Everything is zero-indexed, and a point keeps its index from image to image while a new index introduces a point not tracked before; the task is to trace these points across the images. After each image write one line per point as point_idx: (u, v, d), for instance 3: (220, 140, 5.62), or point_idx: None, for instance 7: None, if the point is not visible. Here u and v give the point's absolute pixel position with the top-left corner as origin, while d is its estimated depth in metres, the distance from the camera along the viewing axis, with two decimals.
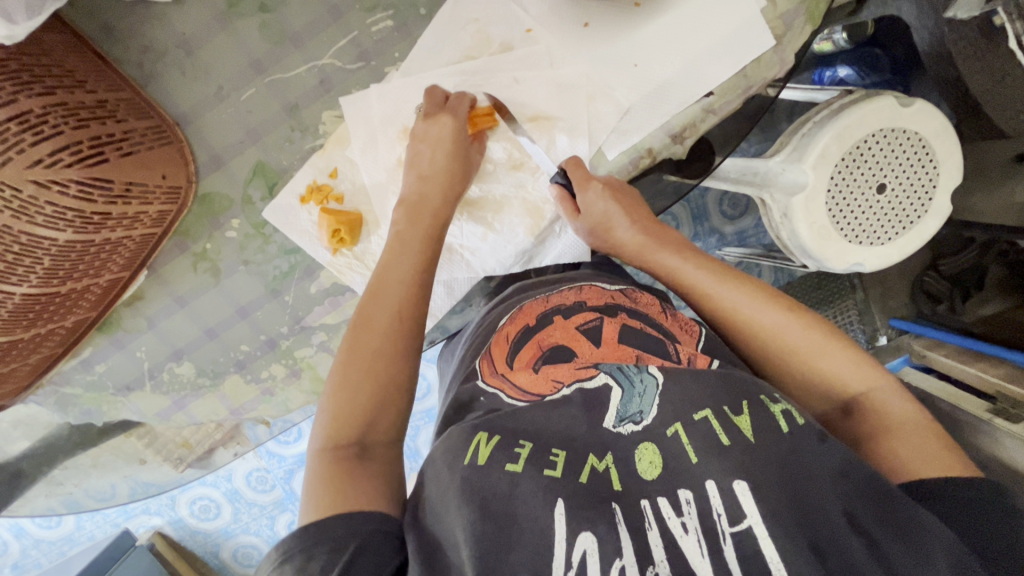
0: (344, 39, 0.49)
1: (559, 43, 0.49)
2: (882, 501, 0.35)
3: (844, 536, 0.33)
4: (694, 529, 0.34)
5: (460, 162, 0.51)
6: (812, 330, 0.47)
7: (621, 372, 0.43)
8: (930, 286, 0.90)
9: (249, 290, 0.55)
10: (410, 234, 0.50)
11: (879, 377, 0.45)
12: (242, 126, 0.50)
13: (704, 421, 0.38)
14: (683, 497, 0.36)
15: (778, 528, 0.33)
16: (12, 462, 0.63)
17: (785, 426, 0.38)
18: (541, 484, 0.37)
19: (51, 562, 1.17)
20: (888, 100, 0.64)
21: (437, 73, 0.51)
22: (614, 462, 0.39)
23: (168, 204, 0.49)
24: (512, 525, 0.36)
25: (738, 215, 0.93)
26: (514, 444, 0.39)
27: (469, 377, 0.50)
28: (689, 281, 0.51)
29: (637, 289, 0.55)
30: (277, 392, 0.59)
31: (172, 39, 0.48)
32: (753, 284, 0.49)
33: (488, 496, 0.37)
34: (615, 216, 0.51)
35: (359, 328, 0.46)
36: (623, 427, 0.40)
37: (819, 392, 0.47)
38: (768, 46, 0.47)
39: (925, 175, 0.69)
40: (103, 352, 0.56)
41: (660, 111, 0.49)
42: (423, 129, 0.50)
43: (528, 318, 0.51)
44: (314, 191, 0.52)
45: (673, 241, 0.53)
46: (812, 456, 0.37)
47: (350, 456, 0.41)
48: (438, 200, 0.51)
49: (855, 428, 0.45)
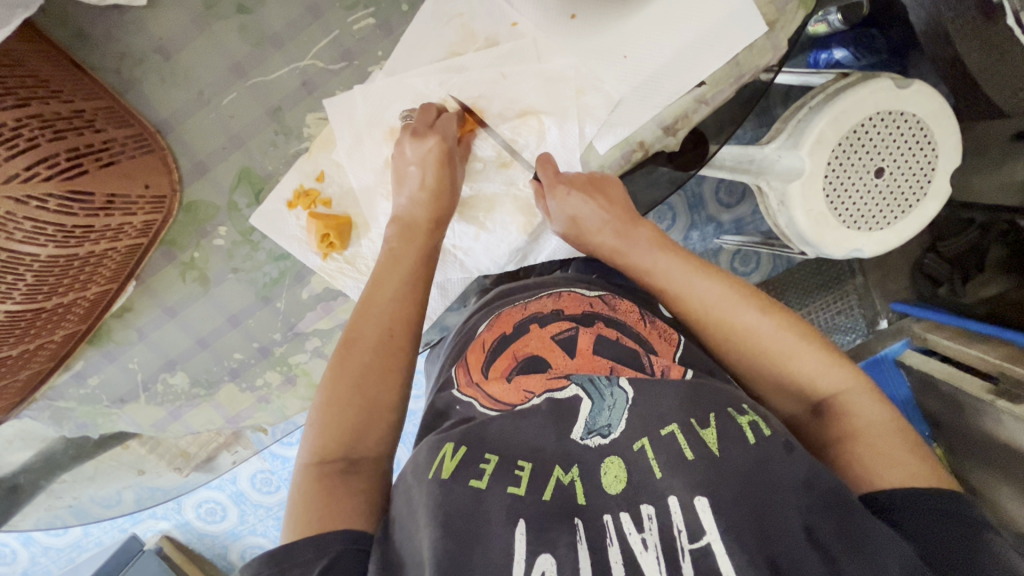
0: (325, 39, 0.48)
1: (547, 36, 0.48)
2: (842, 513, 0.35)
3: (800, 551, 0.33)
4: (654, 545, 0.34)
5: (448, 177, 0.50)
6: (785, 329, 0.46)
7: (592, 385, 0.42)
8: (931, 268, 0.88)
9: (240, 298, 0.54)
10: (404, 251, 0.50)
11: (850, 377, 0.44)
12: (225, 131, 0.49)
13: (670, 435, 0.38)
14: (644, 513, 0.36)
15: (735, 543, 0.33)
16: (10, 475, 0.62)
17: (751, 438, 0.38)
18: (505, 503, 0.37)
19: (61, 569, 1.18)
20: (886, 82, 0.63)
21: (422, 71, 0.49)
22: (580, 475, 0.38)
23: (154, 213, 0.48)
24: (475, 543, 0.35)
25: (735, 203, 0.92)
26: (480, 458, 0.39)
27: (445, 386, 0.50)
28: (659, 283, 0.50)
29: (616, 294, 0.54)
30: (273, 399, 0.59)
31: (150, 44, 0.47)
32: (725, 283, 0.48)
33: (451, 510, 0.36)
34: (584, 219, 0.50)
35: (350, 343, 0.46)
36: (591, 440, 0.40)
37: (790, 392, 0.46)
38: (761, 32, 0.46)
39: (923, 158, 0.68)
40: (95, 365, 0.55)
41: (650, 103, 0.48)
42: (411, 148, 0.49)
43: (505, 326, 0.51)
44: (300, 196, 0.51)
45: (649, 238, 0.50)
46: (780, 466, 0.36)
47: (335, 472, 0.41)
48: (428, 224, 0.50)
49: (823, 429, 0.44)
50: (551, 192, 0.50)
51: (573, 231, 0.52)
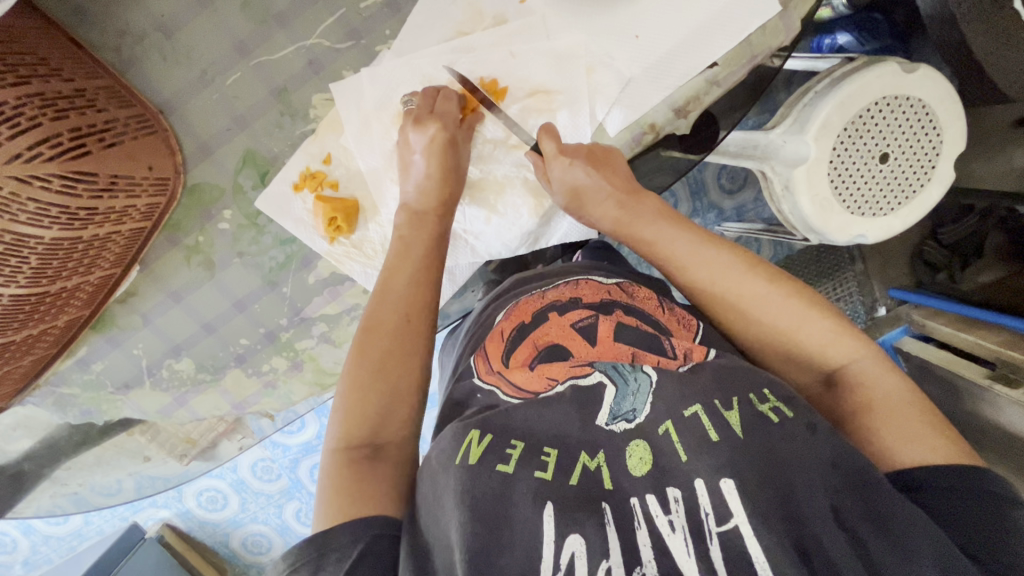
0: (331, 18, 0.46)
1: (555, 13, 0.48)
2: (872, 495, 0.34)
3: (827, 530, 0.33)
4: (681, 527, 0.34)
5: (449, 158, 0.49)
6: (793, 299, 0.45)
7: (616, 370, 0.43)
8: (930, 255, 0.90)
9: (246, 283, 0.53)
10: (413, 239, 0.49)
11: (861, 346, 0.44)
12: (229, 113, 0.48)
13: (694, 416, 0.38)
14: (671, 495, 0.36)
15: (762, 524, 0.33)
16: (13, 463, 0.62)
17: (774, 418, 0.38)
18: (531, 486, 0.37)
19: (61, 557, 1.18)
20: (891, 66, 0.63)
21: (429, 51, 0.48)
22: (606, 461, 0.39)
23: (157, 196, 0.47)
24: (504, 527, 0.36)
25: (737, 189, 0.91)
26: (506, 445, 0.39)
27: (466, 376, 0.51)
28: (664, 252, 0.49)
29: (633, 282, 0.56)
30: (279, 384, 0.59)
31: (151, 22, 0.45)
32: (732, 253, 0.47)
33: (478, 496, 0.36)
34: (587, 188, 0.48)
35: (369, 330, 0.46)
36: (616, 425, 0.40)
37: (802, 364, 0.46)
38: (775, 11, 0.45)
39: (926, 135, 0.67)
40: (99, 350, 0.55)
41: (661, 85, 0.48)
42: (414, 136, 0.48)
43: (524, 315, 0.51)
44: (307, 179, 0.51)
45: (655, 207, 0.49)
46: (804, 445, 0.36)
47: (362, 458, 0.41)
48: (438, 210, 0.50)
49: (838, 401, 0.44)
50: (552, 163, 0.48)
51: (576, 205, 0.50)
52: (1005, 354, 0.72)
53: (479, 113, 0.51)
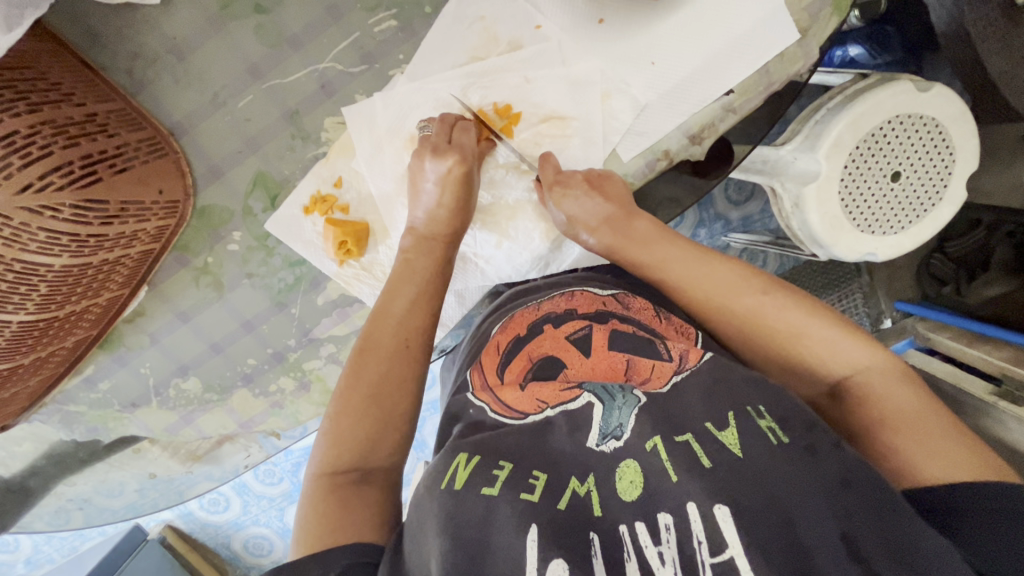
0: (344, 41, 0.46)
1: (572, 40, 0.47)
2: (885, 518, 0.34)
3: (838, 562, 0.32)
4: (671, 560, 0.34)
5: (463, 192, 0.48)
6: (790, 314, 0.45)
7: (604, 390, 0.43)
8: (937, 269, 0.88)
9: (254, 304, 0.53)
10: (415, 265, 0.49)
11: (862, 359, 0.43)
12: (241, 135, 0.48)
13: (685, 443, 0.38)
14: (662, 522, 0.35)
15: (761, 559, 0.32)
16: (19, 478, 0.61)
17: (775, 439, 0.37)
18: (517, 509, 0.37)
19: (63, 556, 1.18)
20: (906, 85, 0.62)
21: (443, 74, 0.48)
22: (596, 485, 0.38)
23: (167, 219, 0.47)
24: (485, 555, 0.35)
25: (744, 201, 0.90)
26: (494, 465, 0.39)
27: (461, 390, 0.51)
28: (661, 277, 0.48)
29: (630, 292, 0.54)
30: (286, 404, 0.58)
31: (163, 44, 0.45)
32: (728, 267, 0.47)
33: (461, 522, 0.36)
34: (604, 215, 0.48)
35: (364, 351, 0.45)
36: (606, 445, 0.40)
37: (807, 379, 0.45)
38: (793, 40, 0.45)
39: (935, 143, 0.66)
40: (106, 369, 0.54)
41: (677, 112, 0.47)
42: (429, 164, 0.47)
43: (519, 328, 0.51)
44: (317, 202, 0.50)
45: (654, 229, 0.49)
46: (809, 470, 0.36)
47: (348, 483, 0.41)
48: (444, 235, 0.49)
49: (845, 416, 0.43)
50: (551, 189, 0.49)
51: (569, 227, 0.51)
52: (1011, 371, 0.70)
53: (490, 142, 0.51)
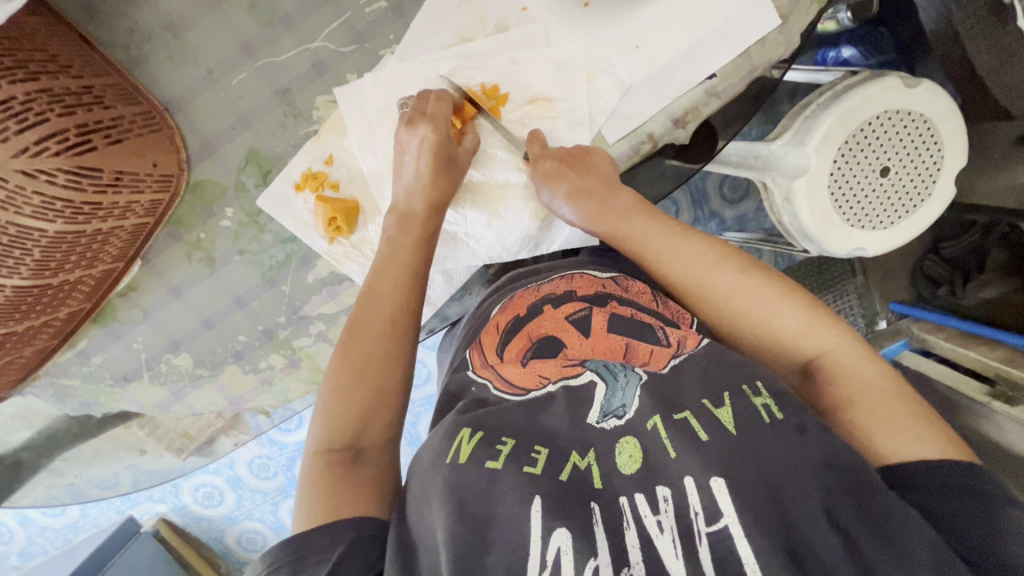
0: (337, 21, 0.48)
1: (558, 23, 0.49)
2: (863, 497, 0.34)
3: (817, 529, 0.33)
4: (669, 528, 0.34)
5: (446, 170, 0.49)
6: (764, 292, 0.45)
7: (607, 369, 0.44)
8: (931, 269, 0.88)
9: (245, 280, 0.54)
10: (402, 243, 0.49)
11: (832, 338, 0.43)
12: (233, 112, 0.49)
13: (684, 419, 0.38)
14: (660, 494, 0.36)
15: (755, 527, 0.33)
16: (12, 452, 0.62)
17: (766, 417, 0.38)
18: (518, 482, 0.37)
19: (56, 548, 1.18)
20: (893, 81, 0.63)
21: (432, 55, 0.50)
22: (596, 459, 0.39)
23: (160, 193, 0.48)
24: (488, 527, 0.36)
25: (738, 199, 0.91)
26: (497, 440, 0.40)
27: (461, 368, 0.51)
28: (644, 251, 0.48)
29: (628, 276, 0.55)
30: (275, 382, 0.59)
31: (158, 20, 0.46)
32: (703, 243, 0.47)
33: (466, 496, 0.37)
34: (585, 186, 0.48)
35: (354, 331, 0.46)
36: (606, 423, 0.40)
37: (781, 357, 0.46)
38: (775, 25, 0.46)
39: (921, 137, 0.66)
40: (99, 343, 0.55)
41: (660, 95, 0.48)
42: (405, 136, 0.48)
43: (519, 308, 0.52)
44: (309, 179, 0.51)
45: (637, 204, 0.48)
46: (795, 448, 0.36)
47: (343, 461, 0.41)
48: (425, 209, 0.50)
49: (815, 393, 0.44)
50: (534, 168, 0.50)
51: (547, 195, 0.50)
52: (1005, 370, 0.70)
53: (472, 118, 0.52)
